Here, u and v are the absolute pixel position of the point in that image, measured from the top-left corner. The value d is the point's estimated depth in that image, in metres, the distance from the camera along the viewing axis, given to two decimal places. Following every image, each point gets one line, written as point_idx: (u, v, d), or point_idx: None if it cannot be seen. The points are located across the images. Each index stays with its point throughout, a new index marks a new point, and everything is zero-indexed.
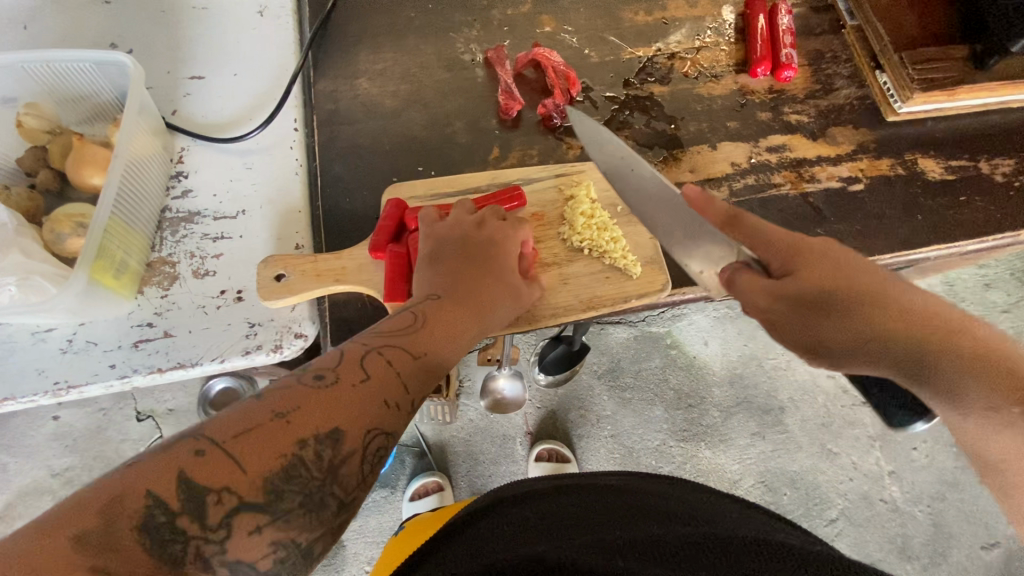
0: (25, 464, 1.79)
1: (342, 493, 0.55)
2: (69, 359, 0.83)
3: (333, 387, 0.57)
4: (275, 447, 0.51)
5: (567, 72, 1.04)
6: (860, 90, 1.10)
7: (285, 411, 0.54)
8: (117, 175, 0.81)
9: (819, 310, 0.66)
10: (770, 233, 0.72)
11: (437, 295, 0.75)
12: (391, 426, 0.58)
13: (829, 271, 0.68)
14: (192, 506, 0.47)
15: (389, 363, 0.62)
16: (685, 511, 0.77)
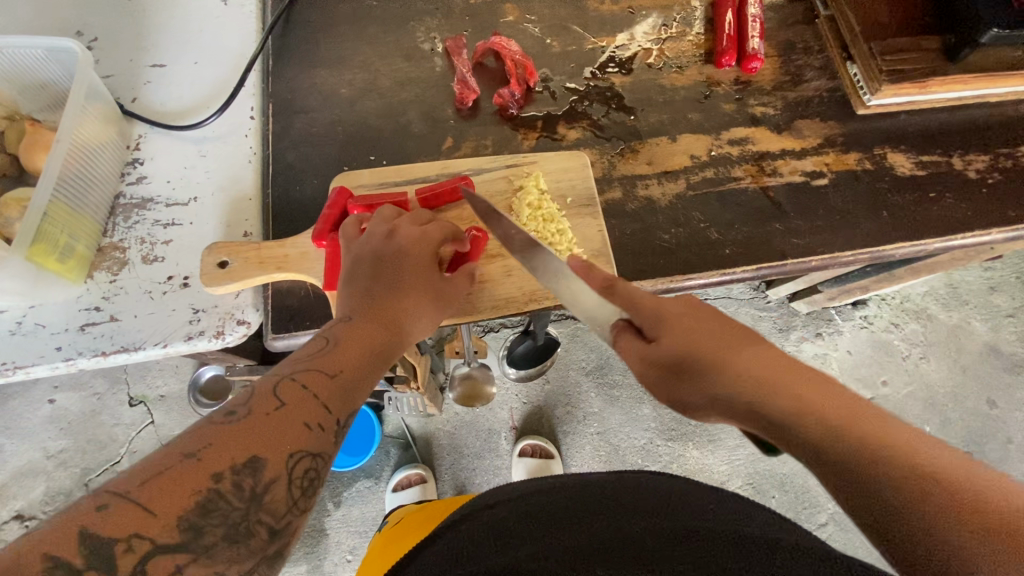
0: (21, 446, 1.83)
1: (271, 520, 0.56)
2: (17, 340, 0.85)
3: (246, 420, 0.57)
4: (187, 486, 0.51)
5: (525, 62, 1.02)
6: (831, 82, 1.07)
7: (192, 451, 0.54)
8: (60, 160, 0.82)
9: (685, 374, 0.62)
10: (639, 294, 0.69)
11: (353, 316, 0.74)
12: (316, 447, 0.60)
13: (690, 335, 0.64)
14: (100, 559, 0.46)
15: (304, 388, 0.63)
16: (662, 506, 0.75)
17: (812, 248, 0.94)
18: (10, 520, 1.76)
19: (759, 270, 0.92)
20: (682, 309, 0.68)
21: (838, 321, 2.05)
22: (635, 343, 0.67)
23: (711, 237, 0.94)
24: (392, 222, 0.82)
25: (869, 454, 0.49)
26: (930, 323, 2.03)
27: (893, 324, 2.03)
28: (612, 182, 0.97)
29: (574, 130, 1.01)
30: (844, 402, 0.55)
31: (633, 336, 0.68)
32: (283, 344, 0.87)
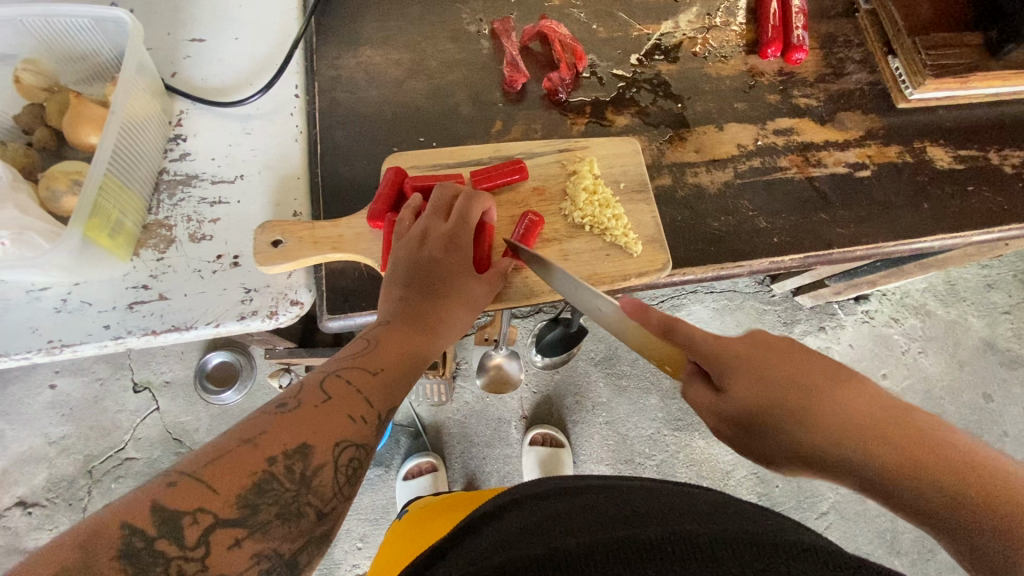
0: (22, 431, 1.79)
1: (320, 502, 0.55)
2: (64, 318, 0.83)
3: (297, 411, 0.57)
4: (244, 468, 0.51)
5: (574, 47, 1.02)
6: (871, 76, 1.09)
7: (250, 435, 0.54)
8: (113, 134, 0.80)
9: (768, 430, 0.57)
10: (707, 341, 0.61)
11: (391, 317, 0.72)
12: (361, 438, 0.59)
13: (806, 411, 0.55)
14: (168, 529, 0.47)
15: (349, 382, 0.62)
16: (722, 508, 0.67)
17: (856, 239, 0.95)
18: (12, 507, 1.72)
19: (807, 259, 0.94)
20: (757, 352, 0.60)
21: (841, 315, 2.09)
22: (706, 394, 0.61)
23: (760, 225, 0.95)
24: (428, 223, 0.80)
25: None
26: (929, 319, 2.08)
27: (894, 319, 2.08)
28: (661, 169, 0.98)
29: (622, 116, 1.01)
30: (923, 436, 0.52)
31: (703, 386, 0.62)
32: (338, 325, 0.86)
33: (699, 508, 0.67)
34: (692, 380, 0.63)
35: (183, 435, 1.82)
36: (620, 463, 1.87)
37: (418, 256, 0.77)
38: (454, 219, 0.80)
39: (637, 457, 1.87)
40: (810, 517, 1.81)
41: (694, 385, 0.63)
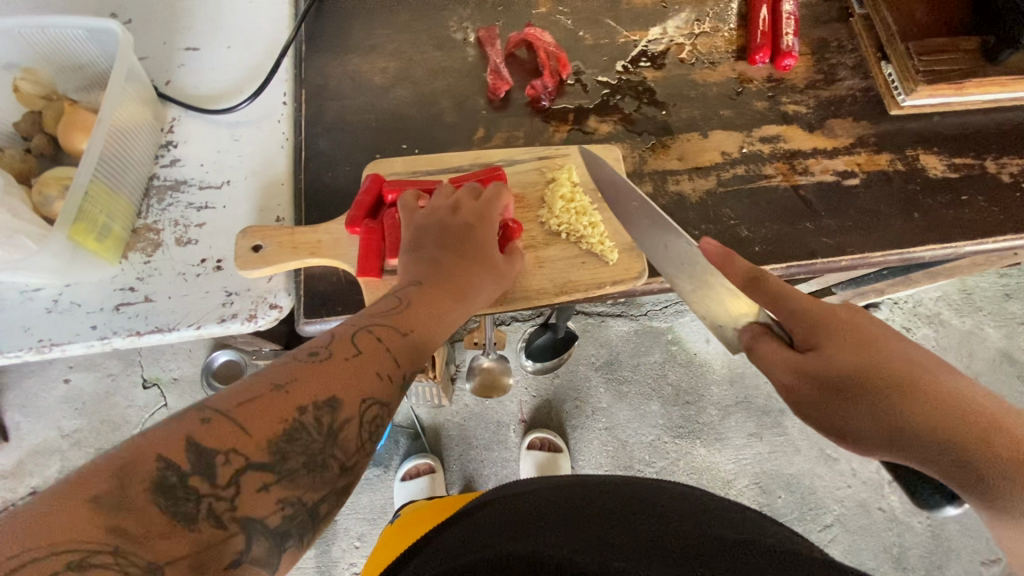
0: (37, 424, 1.85)
1: (344, 456, 0.53)
2: (54, 318, 0.86)
3: (325, 364, 0.55)
4: (278, 413, 0.49)
5: (558, 55, 1.03)
6: (864, 82, 1.07)
7: (283, 380, 0.52)
8: (101, 141, 0.83)
9: (853, 396, 0.60)
10: (801, 303, 0.65)
11: (419, 279, 0.72)
12: (388, 397, 0.57)
13: (880, 380, 0.60)
14: (202, 466, 0.45)
15: (380, 339, 0.61)
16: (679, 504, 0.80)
17: (841, 249, 0.94)
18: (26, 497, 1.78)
19: (789, 269, 0.92)
20: (851, 321, 0.65)
21: None
22: (784, 351, 0.65)
23: (742, 234, 0.94)
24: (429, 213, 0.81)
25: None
26: (943, 328, 2.03)
27: (905, 328, 2.03)
28: (643, 176, 0.97)
29: (606, 123, 1.01)
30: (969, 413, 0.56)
31: (778, 345, 0.66)
32: (313, 329, 0.87)
33: (662, 511, 0.77)
34: (762, 338, 0.68)
35: None
36: (618, 469, 1.86)
37: (420, 240, 0.77)
38: (482, 199, 0.82)
39: (636, 464, 1.86)
40: (810, 529, 1.78)
41: (768, 342, 0.67)
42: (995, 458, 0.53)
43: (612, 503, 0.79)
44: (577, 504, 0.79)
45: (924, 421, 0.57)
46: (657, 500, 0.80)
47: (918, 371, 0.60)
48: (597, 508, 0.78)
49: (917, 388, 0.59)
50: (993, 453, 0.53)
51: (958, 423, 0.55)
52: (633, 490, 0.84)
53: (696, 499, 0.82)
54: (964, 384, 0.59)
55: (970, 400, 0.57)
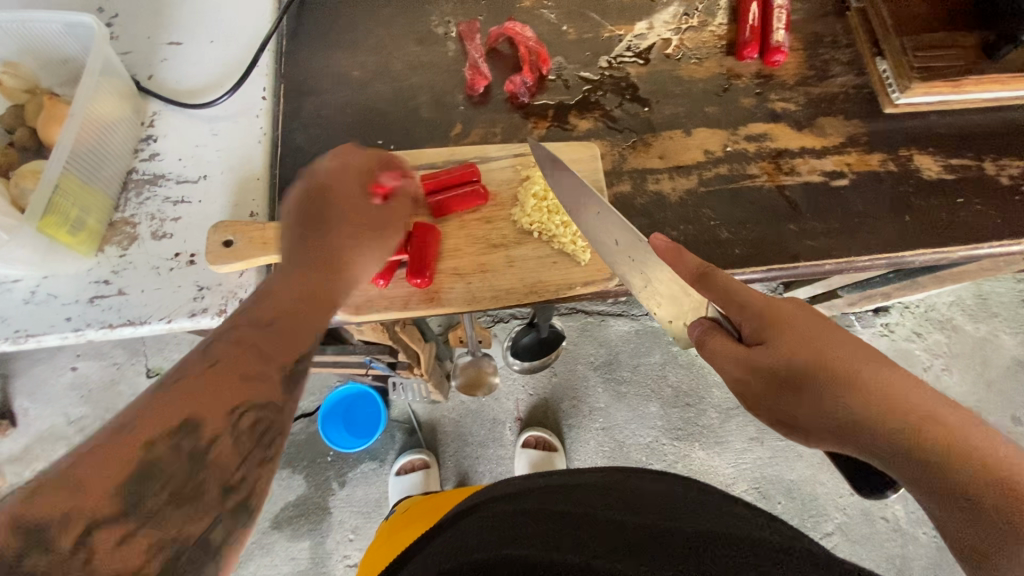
0: (43, 410, 1.90)
1: (224, 475, 0.53)
2: (30, 309, 0.87)
3: (177, 386, 0.53)
4: (125, 455, 0.48)
5: (539, 50, 1.01)
6: (858, 79, 1.02)
7: (130, 420, 0.50)
8: (73, 134, 0.84)
9: (797, 386, 0.61)
10: (746, 295, 0.67)
11: (286, 270, 0.70)
12: (258, 398, 0.56)
13: (836, 383, 0.59)
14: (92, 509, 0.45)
15: (236, 345, 0.59)
16: (663, 505, 0.77)
17: (826, 252, 0.90)
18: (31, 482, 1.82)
19: (771, 272, 0.89)
20: (794, 313, 0.65)
21: (857, 328, 1.98)
22: (732, 345, 0.66)
23: (722, 235, 0.91)
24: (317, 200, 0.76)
25: (993, 465, 0.50)
26: (956, 334, 1.96)
27: (915, 333, 1.97)
28: (622, 174, 0.95)
29: (586, 120, 0.99)
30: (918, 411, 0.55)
31: (728, 338, 0.67)
32: None
33: (650, 512, 0.74)
34: (715, 332, 0.68)
35: None
36: None
37: (297, 228, 0.74)
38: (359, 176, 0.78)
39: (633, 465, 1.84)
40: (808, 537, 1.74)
41: (719, 336, 0.67)
42: (924, 441, 0.54)
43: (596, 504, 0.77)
44: (558, 503, 0.78)
45: (860, 409, 0.57)
46: (637, 497, 0.79)
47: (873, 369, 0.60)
48: (580, 506, 0.76)
49: (854, 372, 0.60)
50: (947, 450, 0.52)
51: (888, 409, 0.56)
52: (615, 486, 0.82)
53: (677, 495, 0.81)
54: (897, 370, 0.60)
55: (902, 384, 0.58)
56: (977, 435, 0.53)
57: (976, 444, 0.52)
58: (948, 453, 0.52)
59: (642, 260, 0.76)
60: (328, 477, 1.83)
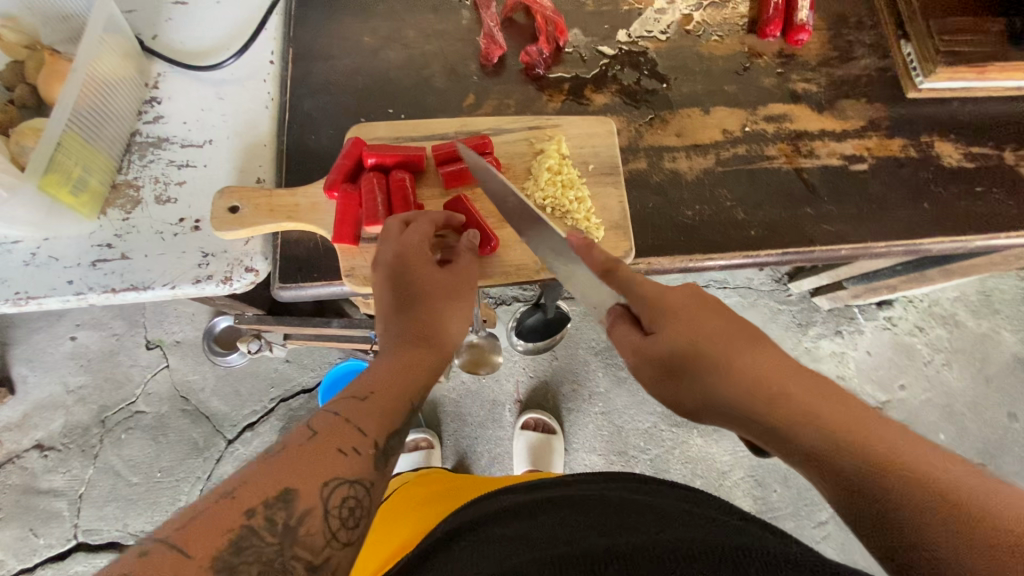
0: (43, 379, 1.89)
1: (310, 555, 0.54)
2: (31, 271, 0.85)
3: (281, 456, 0.57)
4: (223, 525, 0.51)
5: (557, 20, 0.97)
6: (882, 61, 1.00)
7: (229, 488, 0.54)
8: (75, 92, 0.82)
9: (683, 374, 0.61)
10: (645, 287, 0.66)
11: (384, 338, 0.72)
12: (354, 471, 0.59)
13: (734, 376, 0.57)
14: None
15: (338, 415, 0.62)
16: (655, 521, 0.70)
17: (842, 237, 0.89)
18: (29, 449, 1.82)
19: (784, 255, 0.88)
20: (682, 301, 0.64)
21: (861, 320, 1.97)
22: (632, 334, 0.65)
23: (738, 217, 0.89)
24: (401, 238, 0.76)
25: (870, 454, 0.48)
26: (957, 329, 1.95)
27: (918, 328, 1.96)
28: (638, 152, 0.93)
29: (602, 95, 0.97)
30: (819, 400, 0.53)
31: (630, 326, 0.66)
32: (290, 294, 0.86)
33: (638, 526, 0.68)
34: (619, 321, 0.67)
35: (189, 393, 1.89)
36: (612, 454, 1.84)
37: (404, 265, 0.75)
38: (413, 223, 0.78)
39: (630, 450, 1.84)
40: (802, 525, 1.75)
41: (621, 325, 0.67)
42: (801, 432, 0.51)
43: (577, 518, 0.71)
44: (545, 521, 0.71)
45: (746, 393, 0.55)
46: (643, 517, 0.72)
47: (771, 359, 0.57)
48: (571, 523, 0.70)
49: (737, 361, 0.58)
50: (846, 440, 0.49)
51: (769, 397, 0.54)
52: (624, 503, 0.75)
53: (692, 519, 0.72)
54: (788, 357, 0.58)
55: (782, 366, 0.57)
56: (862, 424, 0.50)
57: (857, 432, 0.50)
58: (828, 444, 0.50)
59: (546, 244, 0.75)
60: None
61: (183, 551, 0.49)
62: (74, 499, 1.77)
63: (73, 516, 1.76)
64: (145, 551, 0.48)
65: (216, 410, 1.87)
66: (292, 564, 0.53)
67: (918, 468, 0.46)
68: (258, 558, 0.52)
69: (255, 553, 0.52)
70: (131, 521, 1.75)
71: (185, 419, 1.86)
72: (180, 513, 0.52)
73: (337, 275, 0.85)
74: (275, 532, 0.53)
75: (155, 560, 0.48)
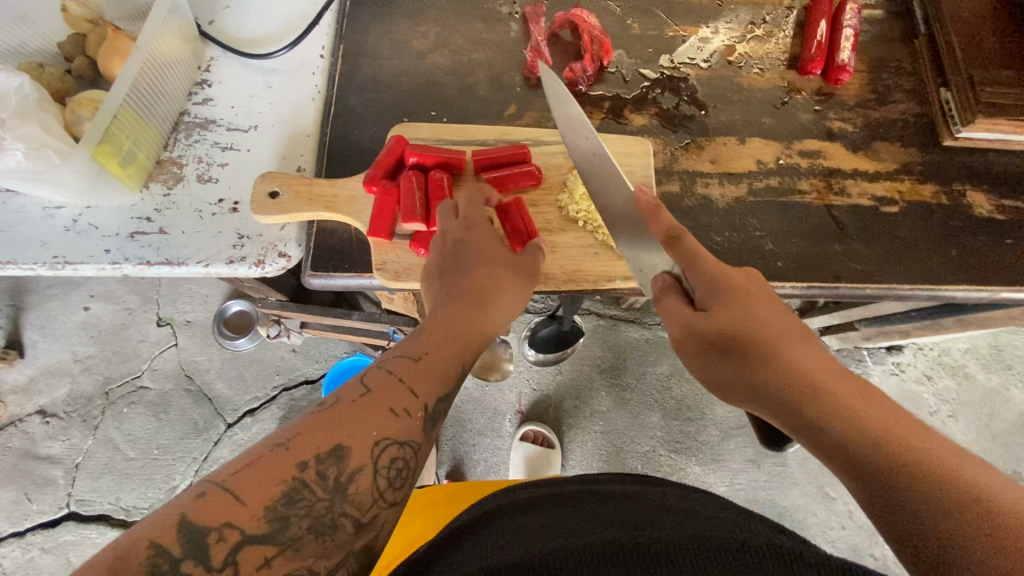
0: (53, 345, 1.90)
1: (356, 513, 0.53)
2: (71, 237, 0.87)
3: (334, 408, 0.55)
4: (277, 475, 0.50)
5: (603, 39, 0.99)
6: (919, 108, 1.01)
7: (284, 438, 0.52)
8: (135, 68, 0.84)
9: (729, 353, 0.64)
10: (707, 266, 0.69)
11: (439, 302, 0.69)
12: (404, 433, 0.56)
13: (775, 365, 0.61)
14: (193, 549, 0.45)
15: (391, 373, 0.59)
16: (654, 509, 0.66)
17: (867, 275, 0.89)
18: (33, 414, 1.83)
19: (809, 290, 0.89)
20: (744, 286, 0.68)
21: (869, 363, 1.96)
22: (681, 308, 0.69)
23: (765, 247, 0.90)
24: (468, 214, 0.78)
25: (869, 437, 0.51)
26: (966, 382, 1.91)
27: (926, 376, 1.93)
28: (672, 174, 0.94)
29: (641, 116, 0.98)
30: (850, 395, 0.56)
31: (678, 300, 0.70)
32: (319, 283, 0.87)
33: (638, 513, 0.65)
34: (667, 296, 0.71)
35: (195, 373, 1.89)
36: None
37: (463, 236, 0.75)
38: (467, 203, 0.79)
39: None
40: None
41: (668, 300, 0.71)
42: (836, 418, 0.54)
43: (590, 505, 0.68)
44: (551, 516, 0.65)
45: (773, 375, 0.60)
46: (651, 508, 0.67)
47: (816, 359, 0.61)
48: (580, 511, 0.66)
49: (777, 347, 0.62)
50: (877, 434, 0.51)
51: (797, 380, 0.58)
52: (631, 493, 0.72)
53: (709, 516, 0.65)
54: (821, 352, 0.62)
55: (816, 360, 0.60)
56: (900, 425, 0.52)
57: (894, 429, 0.51)
58: (868, 432, 0.52)
59: (626, 223, 0.79)
60: None
61: (237, 497, 0.48)
62: (71, 467, 1.77)
63: (69, 485, 1.76)
64: (201, 494, 0.47)
65: (219, 393, 1.87)
66: (339, 522, 0.52)
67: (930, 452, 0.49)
68: (309, 512, 0.50)
69: (307, 507, 0.50)
70: (124, 495, 1.74)
71: (187, 398, 1.86)
72: (233, 461, 0.50)
73: (368, 268, 0.87)
74: (324, 488, 0.51)
75: (210, 506, 0.47)
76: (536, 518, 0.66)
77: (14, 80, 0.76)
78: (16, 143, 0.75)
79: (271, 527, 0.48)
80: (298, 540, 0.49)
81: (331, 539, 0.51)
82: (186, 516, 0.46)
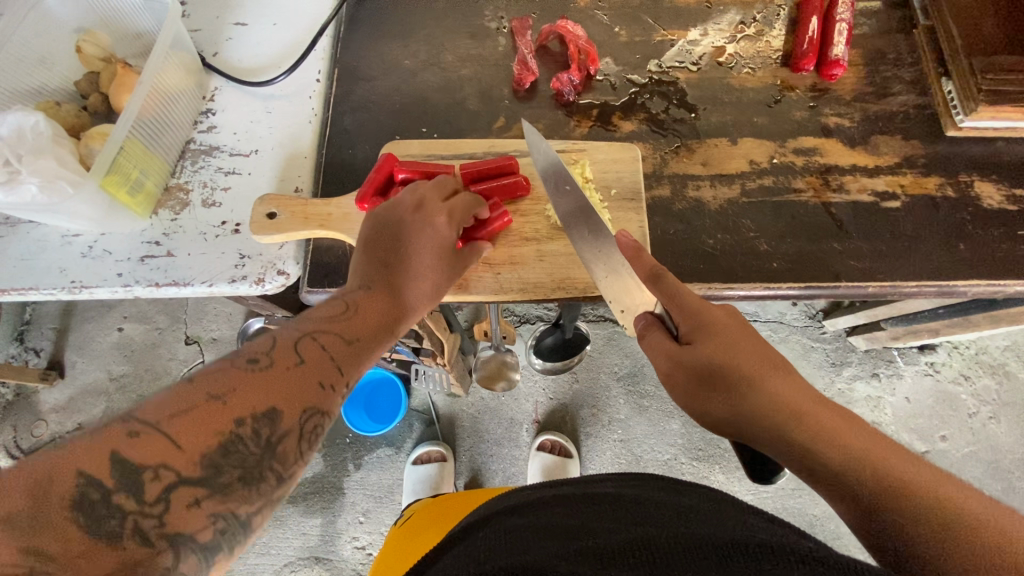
0: (90, 365, 1.99)
1: (282, 467, 0.52)
2: (86, 263, 0.92)
3: (266, 371, 0.54)
4: (212, 424, 0.48)
5: (588, 48, 1.01)
6: (920, 99, 0.99)
7: (219, 391, 0.50)
8: (140, 102, 0.90)
9: (718, 387, 0.61)
10: (688, 293, 0.68)
11: (369, 284, 0.69)
12: (329, 405, 0.56)
13: (765, 400, 0.57)
14: (127, 482, 0.44)
15: (324, 348, 0.59)
16: (677, 513, 0.57)
17: (870, 273, 0.87)
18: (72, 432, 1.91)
19: (807, 290, 0.86)
20: (726, 321, 0.65)
21: (901, 364, 1.82)
22: (664, 341, 0.67)
23: (760, 248, 0.89)
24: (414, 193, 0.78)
25: (861, 472, 0.49)
26: (1008, 381, 1.78)
27: (963, 377, 1.79)
28: (662, 178, 0.94)
29: (629, 121, 0.99)
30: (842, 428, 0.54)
31: (662, 334, 0.68)
32: (315, 298, 0.90)
33: (653, 516, 0.56)
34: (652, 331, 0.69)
35: None
36: None
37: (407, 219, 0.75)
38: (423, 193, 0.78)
39: None
40: None
41: (653, 335, 0.69)
42: (828, 445, 0.52)
43: (593, 511, 0.60)
44: (539, 518, 0.61)
45: (761, 409, 0.57)
46: (666, 509, 0.58)
47: (803, 393, 0.58)
48: (586, 516, 0.59)
49: (761, 387, 0.59)
50: (871, 471, 0.49)
51: (789, 416, 0.55)
52: (633, 493, 0.64)
53: (702, 507, 0.58)
54: (803, 382, 0.59)
55: (801, 394, 0.58)
56: (889, 455, 0.50)
57: (882, 459, 0.50)
58: (859, 461, 0.50)
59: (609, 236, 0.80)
60: (344, 458, 1.75)
61: (174, 440, 0.46)
62: None
63: None
64: (135, 432, 0.46)
65: None
66: (264, 474, 0.50)
67: (924, 483, 0.47)
68: (241, 464, 0.49)
69: (240, 458, 0.49)
70: None
71: None
72: (170, 401, 0.48)
73: None
74: (259, 443, 0.50)
75: (144, 444, 0.45)
76: (521, 520, 0.61)
77: (30, 118, 0.80)
78: (32, 177, 0.78)
79: (205, 471, 0.47)
80: (229, 487, 0.48)
81: (255, 490, 0.49)
82: (118, 452, 0.44)
